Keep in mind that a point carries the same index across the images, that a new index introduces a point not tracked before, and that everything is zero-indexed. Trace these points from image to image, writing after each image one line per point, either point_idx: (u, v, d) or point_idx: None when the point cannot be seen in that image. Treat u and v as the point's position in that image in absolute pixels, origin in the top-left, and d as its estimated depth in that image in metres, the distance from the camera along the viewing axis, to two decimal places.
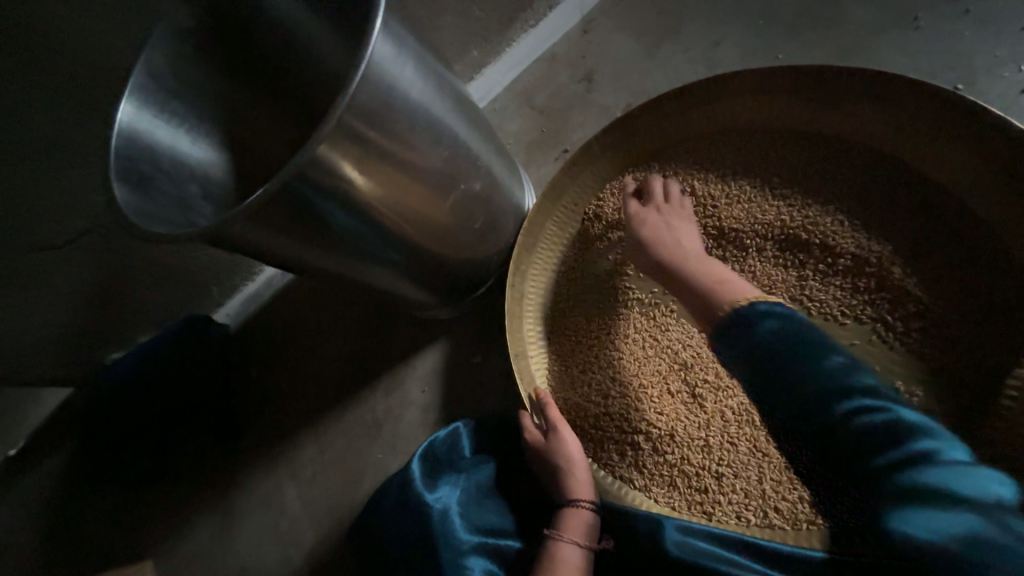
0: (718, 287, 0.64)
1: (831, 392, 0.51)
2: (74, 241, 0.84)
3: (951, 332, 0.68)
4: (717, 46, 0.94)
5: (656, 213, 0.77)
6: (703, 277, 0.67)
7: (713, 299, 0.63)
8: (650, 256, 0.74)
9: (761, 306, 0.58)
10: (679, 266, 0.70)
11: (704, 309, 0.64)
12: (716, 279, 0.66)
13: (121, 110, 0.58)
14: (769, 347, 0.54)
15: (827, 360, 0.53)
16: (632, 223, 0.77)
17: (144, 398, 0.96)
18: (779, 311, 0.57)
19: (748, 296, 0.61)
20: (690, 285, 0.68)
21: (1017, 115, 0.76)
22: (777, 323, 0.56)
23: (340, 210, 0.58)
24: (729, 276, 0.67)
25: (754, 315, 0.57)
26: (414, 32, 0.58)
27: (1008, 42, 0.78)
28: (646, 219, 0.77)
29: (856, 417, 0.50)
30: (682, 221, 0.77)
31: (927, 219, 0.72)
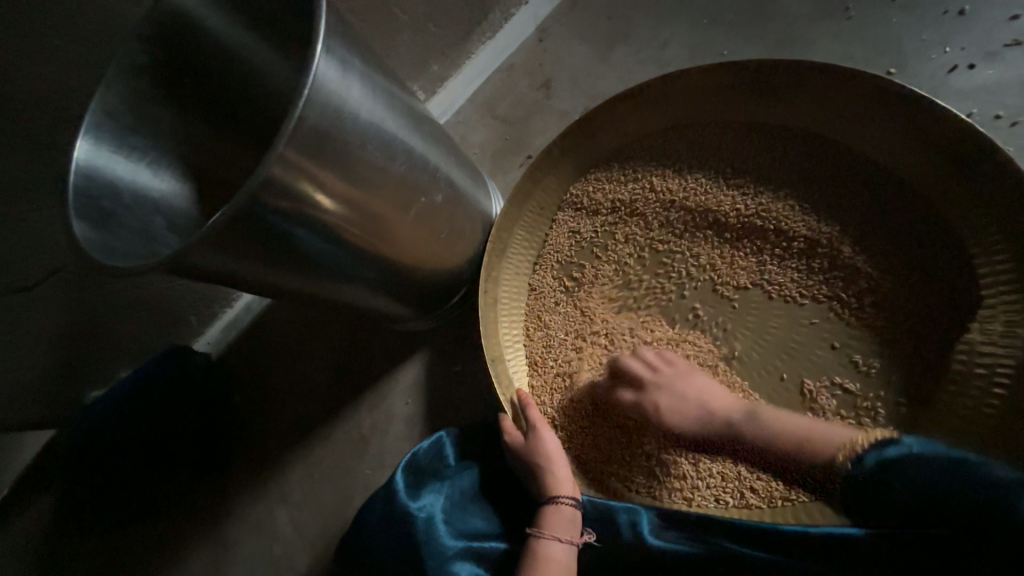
0: (816, 435, 0.68)
1: (937, 466, 0.61)
2: (44, 283, 0.84)
3: (901, 306, 0.71)
4: (665, 46, 0.97)
5: (662, 388, 0.74)
6: (793, 433, 0.68)
7: (805, 455, 0.68)
8: (687, 419, 0.72)
9: (869, 455, 0.65)
10: (741, 422, 0.71)
11: (808, 467, 0.68)
12: (801, 438, 0.68)
13: (77, 149, 0.59)
14: (890, 461, 0.63)
15: (895, 448, 0.64)
16: (645, 393, 0.74)
17: (125, 435, 0.95)
18: (889, 454, 0.64)
19: (851, 440, 0.66)
20: (776, 447, 0.69)
21: (947, 95, 0.80)
22: (892, 458, 0.63)
23: (304, 229, 0.59)
24: (810, 424, 0.69)
25: (875, 464, 0.64)
26: (359, 53, 0.59)
27: (933, 26, 0.82)
28: (660, 391, 0.73)
29: (943, 472, 0.60)
30: (679, 370, 0.75)
31: (872, 199, 0.75)
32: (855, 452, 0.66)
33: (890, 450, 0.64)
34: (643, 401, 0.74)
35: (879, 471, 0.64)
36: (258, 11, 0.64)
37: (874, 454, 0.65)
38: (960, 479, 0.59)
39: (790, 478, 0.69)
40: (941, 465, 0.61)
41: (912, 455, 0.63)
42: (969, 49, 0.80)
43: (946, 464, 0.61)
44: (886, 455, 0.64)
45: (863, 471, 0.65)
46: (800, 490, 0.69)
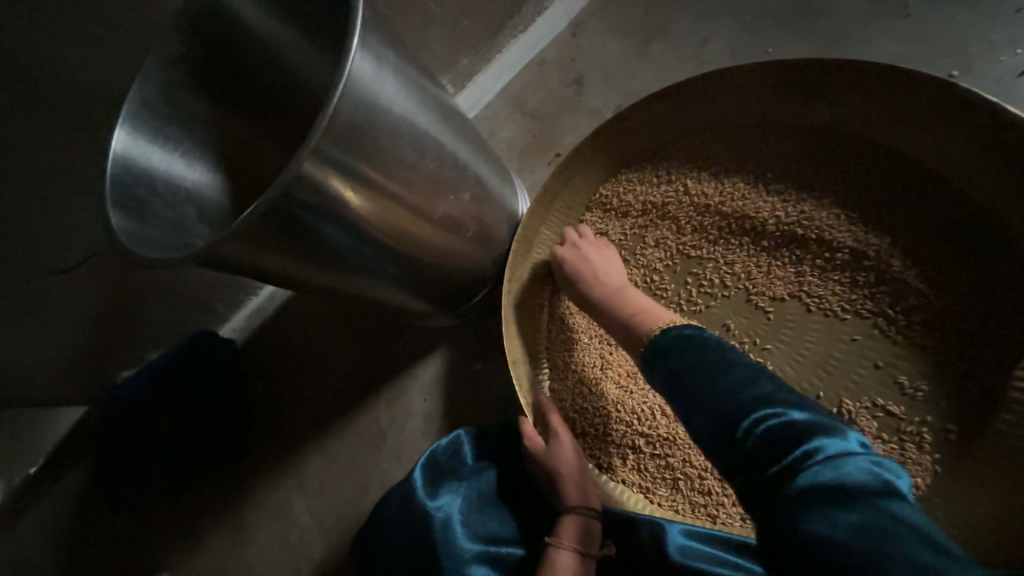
0: (647, 313, 0.69)
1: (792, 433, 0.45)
2: (79, 267, 0.86)
3: (954, 327, 0.66)
4: (705, 43, 0.93)
5: (576, 247, 0.81)
6: (634, 306, 0.71)
7: (632, 325, 0.68)
8: (576, 273, 0.78)
9: (676, 332, 0.61)
10: (608, 287, 0.75)
11: (630, 334, 0.68)
12: (641, 311, 0.69)
13: (116, 138, 0.59)
14: (695, 354, 0.56)
15: (725, 373, 0.53)
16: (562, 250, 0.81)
17: (151, 417, 0.97)
18: (690, 335, 0.60)
19: (664, 322, 0.65)
20: (618, 314, 0.71)
21: (1015, 100, 0.74)
22: (695, 340, 0.58)
23: (331, 223, 0.58)
24: (652, 305, 0.71)
25: (674, 338, 0.60)
26: (393, 45, 0.58)
27: (1002, 25, 0.76)
28: (573, 249, 0.80)
29: (761, 430, 0.47)
30: (601, 245, 0.81)
31: (926, 211, 0.70)
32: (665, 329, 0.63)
33: (700, 363, 0.55)
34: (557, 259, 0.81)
35: (683, 372, 0.56)
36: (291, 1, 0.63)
37: (676, 329, 0.61)
38: (804, 486, 0.43)
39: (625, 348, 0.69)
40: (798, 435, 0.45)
41: (741, 403, 0.49)
42: None
43: (778, 423, 0.47)
44: (692, 348, 0.57)
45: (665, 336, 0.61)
46: None
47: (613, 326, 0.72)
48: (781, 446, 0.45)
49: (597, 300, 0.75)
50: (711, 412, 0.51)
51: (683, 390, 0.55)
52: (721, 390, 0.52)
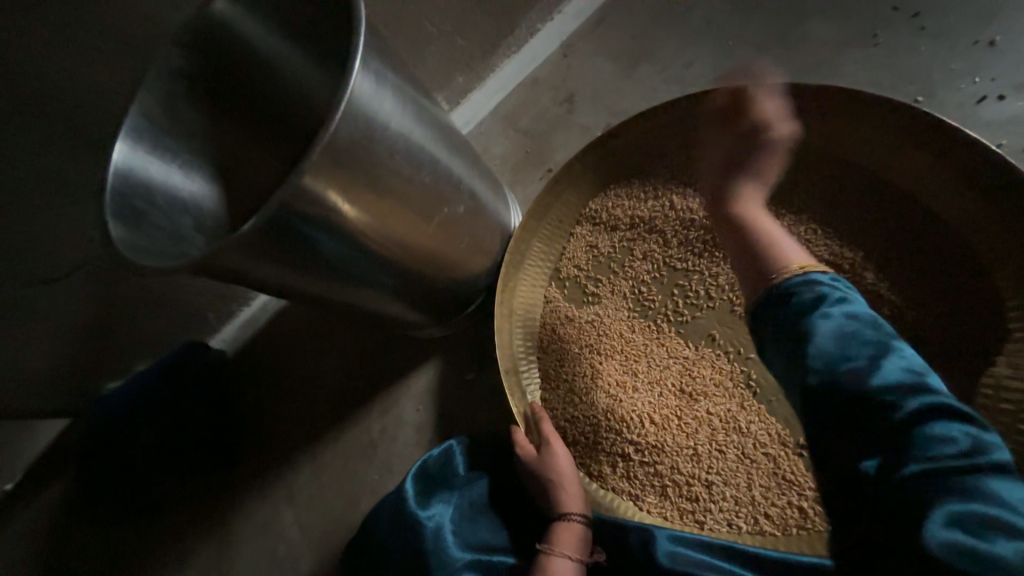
0: (773, 252, 0.66)
1: (923, 426, 0.48)
2: (70, 276, 0.87)
3: (926, 336, 0.70)
4: (688, 66, 0.98)
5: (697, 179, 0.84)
6: (761, 237, 0.69)
7: (757, 257, 0.67)
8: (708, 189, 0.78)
9: (810, 277, 0.61)
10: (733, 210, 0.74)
11: (758, 271, 0.66)
12: (767, 244, 0.68)
13: (116, 150, 0.60)
14: (842, 318, 0.55)
15: (888, 352, 0.53)
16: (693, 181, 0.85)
17: (138, 429, 0.96)
18: (818, 283, 0.59)
19: (801, 262, 0.63)
20: (746, 237, 0.70)
21: (976, 125, 0.79)
22: (829, 301, 0.57)
23: (328, 233, 0.60)
24: (783, 240, 0.68)
25: (804, 295, 0.59)
26: (391, 65, 0.60)
27: (961, 55, 0.82)
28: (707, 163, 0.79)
29: (928, 425, 0.48)
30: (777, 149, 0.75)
31: (897, 227, 0.74)
32: (798, 276, 0.61)
33: (855, 337, 0.53)
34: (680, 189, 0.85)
35: (833, 327, 0.55)
36: (295, 22, 0.66)
37: (816, 279, 0.60)
38: (914, 483, 0.46)
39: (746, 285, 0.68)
40: (927, 429, 0.47)
41: (904, 393, 0.50)
42: (1001, 80, 0.79)
43: (939, 430, 0.47)
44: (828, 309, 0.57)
45: (801, 285, 0.60)
46: (818, 520, 0.68)
47: (739, 257, 0.70)
48: (948, 442, 0.47)
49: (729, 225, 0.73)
50: (859, 390, 0.51)
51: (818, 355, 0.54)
52: (875, 368, 0.51)
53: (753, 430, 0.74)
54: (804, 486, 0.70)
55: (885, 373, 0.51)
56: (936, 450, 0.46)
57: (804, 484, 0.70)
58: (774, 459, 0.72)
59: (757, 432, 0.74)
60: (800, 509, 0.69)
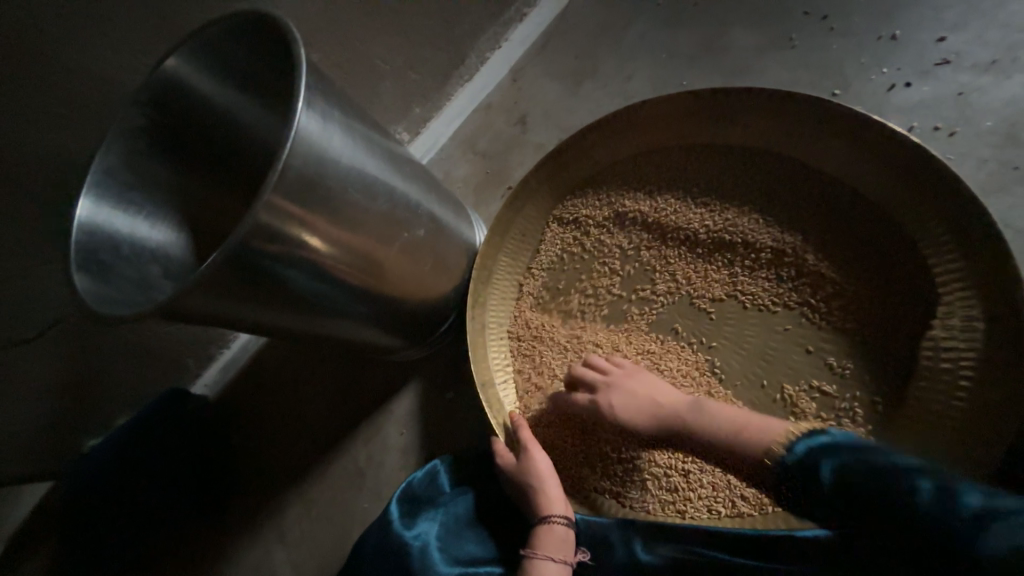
0: (747, 434, 0.67)
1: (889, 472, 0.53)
2: (40, 337, 0.84)
3: (869, 309, 0.74)
4: (628, 80, 1.05)
5: (613, 387, 0.76)
6: (727, 423, 0.69)
7: (749, 446, 0.66)
8: (636, 418, 0.73)
9: (800, 445, 0.62)
10: (692, 425, 0.71)
11: (743, 456, 0.67)
12: (739, 429, 0.67)
13: (80, 207, 0.62)
14: (852, 470, 0.55)
15: (817, 460, 0.58)
16: (596, 399, 0.75)
17: (121, 484, 0.95)
18: (819, 441, 0.60)
19: (780, 434, 0.64)
20: (713, 434, 0.70)
21: (889, 111, 0.86)
22: (827, 445, 0.59)
23: (293, 268, 0.63)
24: (746, 414, 0.69)
25: (805, 464, 0.59)
26: (337, 104, 0.64)
27: (870, 49, 0.89)
28: (613, 391, 0.75)
29: (923, 496, 0.50)
30: (636, 376, 0.77)
31: (832, 209, 0.79)
32: (785, 444, 0.63)
33: (877, 481, 0.53)
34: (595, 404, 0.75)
35: (858, 491, 0.54)
36: (246, 73, 0.69)
37: (804, 441, 0.62)
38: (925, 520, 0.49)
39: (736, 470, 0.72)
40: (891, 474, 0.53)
41: (873, 468, 0.54)
42: (905, 69, 0.86)
43: (874, 459, 0.55)
44: (840, 459, 0.56)
45: (791, 460, 0.62)
46: None
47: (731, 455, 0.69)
48: (893, 482, 0.53)
49: (694, 431, 0.71)
50: (888, 521, 0.52)
51: (858, 505, 0.54)
52: (907, 496, 0.51)
53: None
54: None
55: (815, 460, 0.58)
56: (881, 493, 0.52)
57: None
58: None
59: None
60: None
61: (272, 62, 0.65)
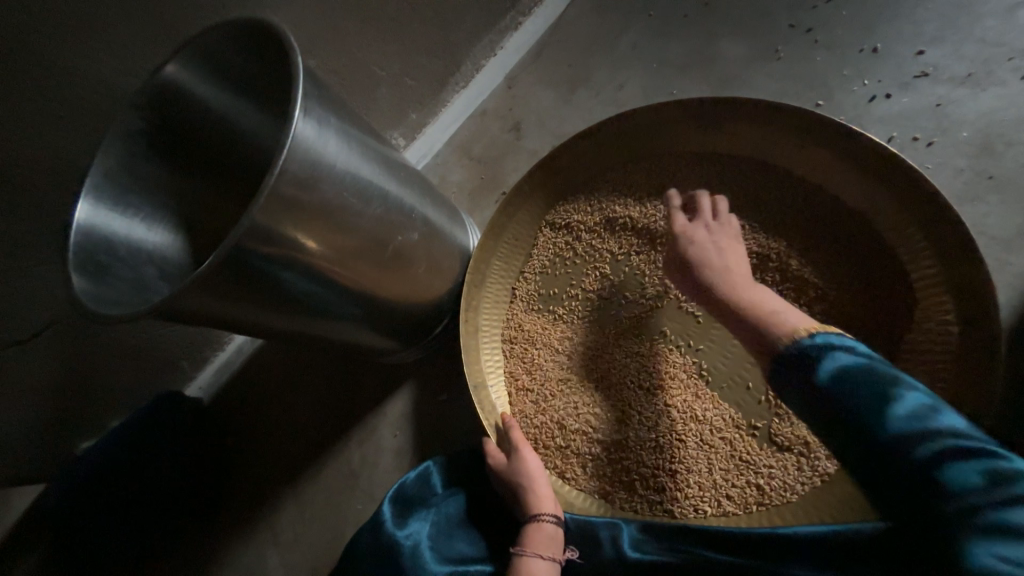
0: (767, 317, 0.63)
1: (915, 427, 0.48)
2: (34, 339, 0.85)
3: (850, 314, 0.76)
4: (620, 89, 1.07)
5: (696, 232, 0.78)
6: (758, 302, 0.66)
7: (761, 330, 0.63)
8: (705, 257, 0.75)
9: (819, 336, 0.57)
10: (721, 288, 0.71)
11: (755, 329, 0.64)
12: (770, 313, 0.64)
13: (79, 210, 0.64)
14: (857, 373, 0.52)
15: (846, 372, 0.53)
16: (682, 232, 0.78)
17: (113, 485, 0.95)
18: (838, 342, 0.56)
19: (802, 326, 0.60)
20: (738, 312, 0.67)
21: (871, 122, 0.88)
22: (842, 367, 0.53)
23: (289, 270, 0.64)
24: (784, 306, 0.65)
25: (817, 354, 0.55)
26: (333, 110, 0.65)
27: (852, 62, 0.92)
28: (696, 233, 0.77)
29: (941, 466, 0.46)
30: (730, 234, 0.78)
31: (815, 216, 0.81)
32: (805, 334, 0.58)
33: (870, 395, 0.50)
34: (677, 238, 0.78)
35: (849, 391, 0.51)
36: (243, 79, 0.70)
37: (824, 335, 0.57)
38: (923, 476, 0.47)
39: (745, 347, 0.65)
40: (914, 427, 0.48)
41: (889, 421, 0.49)
42: (885, 81, 0.89)
43: (899, 408, 0.49)
44: (846, 364, 0.53)
45: (807, 348, 0.57)
46: (785, 494, 0.72)
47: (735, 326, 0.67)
48: (910, 433, 0.48)
49: (722, 300, 0.70)
50: (876, 463, 0.49)
51: (862, 448, 0.50)
52: (937, 462, 0.46)
53: (709, 417, 0.78)
54: (759, 464, 0.75)
55: (837, 381, 0.52)
56: (899, 436, 0.48)
57: (763, 462, 0.75)
58: (733, 443, 0.77)
59: (713, 417, 0.78)
60: (758, 487, 0.74)
61: (270, 68, 0.67)
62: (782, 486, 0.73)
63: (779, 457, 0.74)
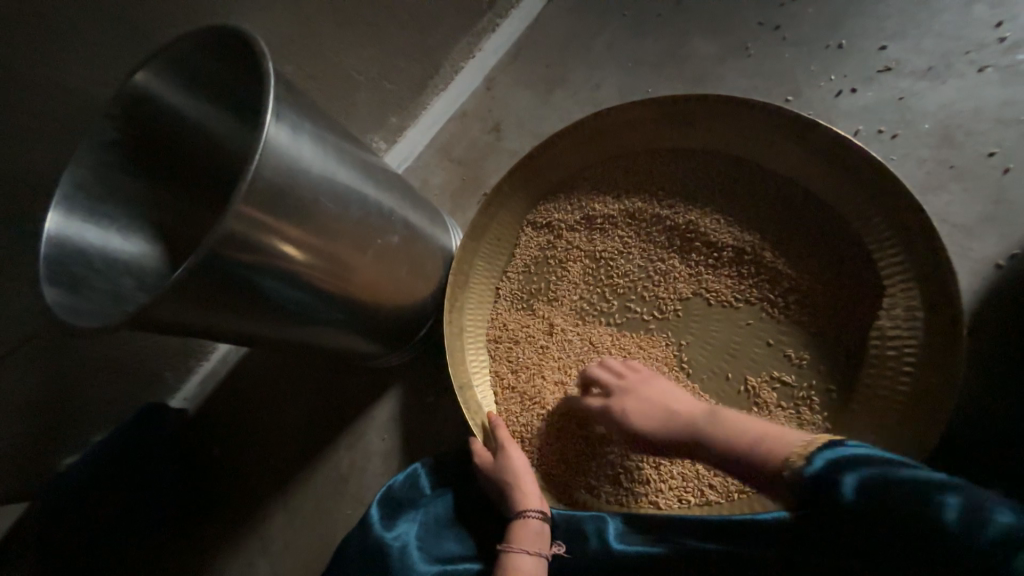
0: (761, 445, 0.63)
1: (913, 499, 0.49)
2: (6, 358, 0.80)
3: (822, 303, 0.78)
4: (597, 89, 1.09)
5: (627, 393, 0.76)
6: (748, 433, 0.65)
7: (763, 457, 0.62)
8: (647, 416, 0.73)
9: (818, 460, 0.57)
10: (702, 426, 0.69)
11: (751, 466, 0.63)
12: (758, 442, 0.63)
13: (50, 221, 0.63)
14: (866, 487, 0.52)
15: (866, 482, 0.52)
16: (608, 404, 0.77)
17: (97, 500, 0.93)
18: (846, 454, 0.56)
19: (796, 446, 0.60)
20: (730, 449, 0.65)
21: (839, 116, 0.91)
22: (837, 465, 0.55)
23: (268, 277, 0.64)
24: (762, 428, 0.65)
25: (820, 477, 0.56)
26: (307, 115, 0.65)
27: (820, 57, 0.94)
28: (622, 398, 0.76)
29: (955, 529, 0.46)
30: (663, 390, 0.76)
31: (787, 209, 0.83)
32: (805, 454, 0.59)
33: (858, 481, 0.52)
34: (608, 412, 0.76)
35: (881, 513, 0.50)
36: (217, 87, 0.70)
37: (823, 453, 0.58)
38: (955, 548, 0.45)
39: (749, 480, 0.64)
40: (911, 498, 0.49)
41: (885, 496, 0.50)
42: (851, 76, 0.92)
43: (884, 483, 0.51)
44: (835, 464, 0.55)
45: (812, 474, 0.56)
46: None
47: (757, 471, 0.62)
48: (913, 504, 0.49)
49: (706, 440, 0.68)
50: (922, 544, 0.47)
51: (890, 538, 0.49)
52: (947, 526, 0.46)
53: None
54: None
55: (827, 479, 0.55)
56: (907, 515, 0.48)
57: None
58: None
59: None
60: None
61: (243, 76, 0.66)
62: None
63: None
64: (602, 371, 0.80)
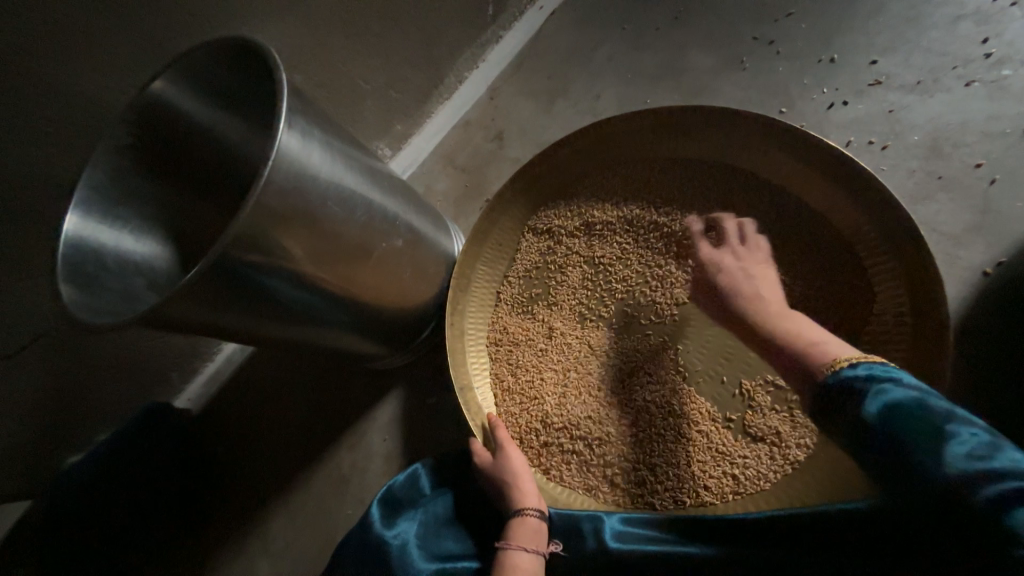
0: (812, 346, 0.68)
1: (926, 427, 0.52)
2: (19, 356, 0.83)
3: (815, 308, 0.80)
4: (596, 99, 1.12)
5: (724, 258, 0.83)
6: (799, 337, 0.70)
7: (806, 356, 0.67)
8: (736, 284, 0.79)
9: (862, 367, 0.61)
10: (772, 314, 0.75)
11: (796, 357, 0.68)
12: (812, 344, 0.68)
13: (67, 222, 0.65)
14: (890, 404, 0.55)
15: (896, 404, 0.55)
16: (709, 261, 0.83)
17: (101, 498, 0.95)
18: (886, 372, 0.59)
19: (844, 355, 0.64)
20: (786, 340, 0.70)
21: (831, 127, 0.93)
22: (879, 384, 0.58)
23: (277, 277, 0.66)
24: (827, 338, 0.69)
25: (853, 381, 0.60)
26: (316, 123, 0.68)
27: (812, 71, 0.97)
28: (724, 257, 0.83)
29: (955, 461, 0.49)
30: (757, 255, 0.82)
31: (781, 217, 0.85)
32: (848, 364, 0.63)
33: (886, 404, 0.56)
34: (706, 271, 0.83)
35: (891, 429, 0.54)
36: (231, 95, 0.73)
37: (866, 365, 0.61)
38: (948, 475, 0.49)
39: (784, 371, 0.70)
40: (927, 427, 0.52)
41: (897, 423, 0.54)
42: (843, 89, 0.95)
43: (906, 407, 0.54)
44: (875, 386, 0.58)
45: (847, 378, 0.61)
46: (759, 482, 0.76)
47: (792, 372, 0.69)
48: (924, 433, 0.52)
49: (769, 331, 0.73)
50: (906, 464, 0.52)
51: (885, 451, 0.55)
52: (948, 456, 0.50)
53: (687, 412, 0.82)
54: (735, 455, 0.78)
55: (860, 398, 0.58)
56: (912, 438, 0.52)
57: (738, 453, 0.78)
58: (711, 437, 0.80)
59: (691, 412, 0.81)
60: (734, 478, 0.77)
61: (256, 85, 0.69)
62: (756, 475, 0.77)
63: (753, 448, 0.78)
64: (728, 230, 0.85)
